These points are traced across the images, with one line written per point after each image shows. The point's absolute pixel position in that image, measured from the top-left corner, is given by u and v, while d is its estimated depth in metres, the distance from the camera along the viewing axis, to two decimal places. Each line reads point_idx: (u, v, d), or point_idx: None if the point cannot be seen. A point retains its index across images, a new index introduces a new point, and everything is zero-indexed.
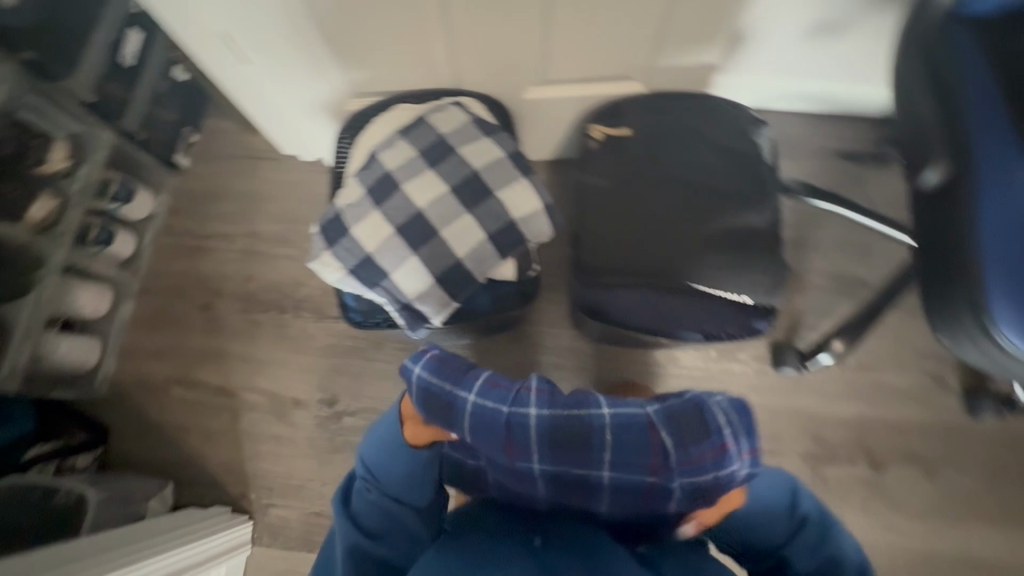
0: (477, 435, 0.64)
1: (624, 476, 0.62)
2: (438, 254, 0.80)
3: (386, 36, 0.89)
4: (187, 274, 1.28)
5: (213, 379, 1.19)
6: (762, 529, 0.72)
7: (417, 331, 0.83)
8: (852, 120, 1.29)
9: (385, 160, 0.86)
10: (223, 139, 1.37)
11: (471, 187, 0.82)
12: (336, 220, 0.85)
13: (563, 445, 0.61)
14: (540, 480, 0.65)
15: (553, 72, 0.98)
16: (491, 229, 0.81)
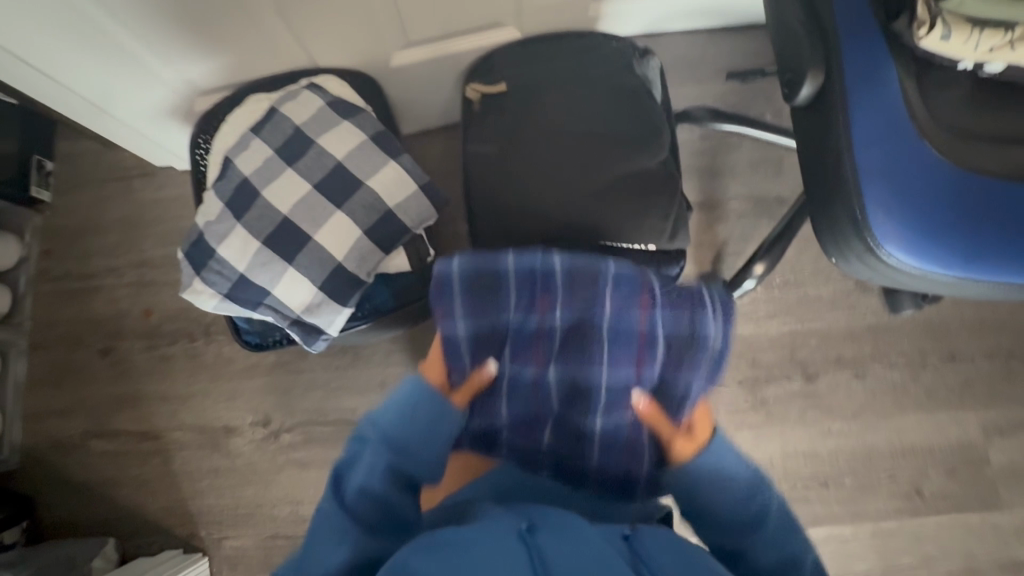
0: (524, 305, 0.66)
1: (621, 322, 0.65)
2: (316, 260, 0.73)
3: (209, 22, 0.78)
4: (78, 319, 1.17)
5: (132, 425, 1.12)
6: (720, 504, 0.59)
7: (314, 344, 0.76)
8: (752, 30, 1.23)
9: (241, 166, 0.77)
10: (83, 164, 1.22)
11: (337, 181, 0.74)
12: (200, 241, 0.76)
13: (578, 294, 0.66)
14: (552, 351, 0.66)
15: (415, 31, 0.89)
16: (365, 224, 0.74)
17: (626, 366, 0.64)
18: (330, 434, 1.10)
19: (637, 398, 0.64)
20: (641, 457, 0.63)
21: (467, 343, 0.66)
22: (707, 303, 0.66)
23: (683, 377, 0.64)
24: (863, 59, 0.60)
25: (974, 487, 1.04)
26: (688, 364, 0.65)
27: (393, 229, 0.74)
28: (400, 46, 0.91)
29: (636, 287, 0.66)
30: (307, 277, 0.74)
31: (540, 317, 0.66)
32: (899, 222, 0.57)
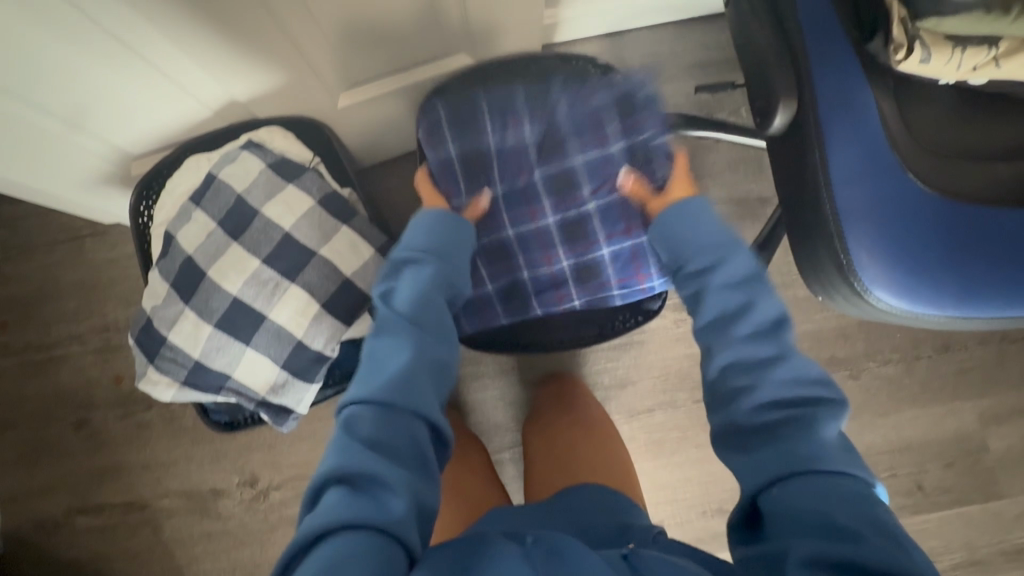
0: (496, 130, 0.79)
1: (574, 118, 0.79)
2: (276, 340, 0.69)
3: (129, 94, 0.71)
4: (45, 393, 1.12)
5: (116, 497, 1.08)
6: (722, 264, 0.66)
7: (284, 424, 0.72)
8: (719, 19, 1.16)
9: (184, 241, 0.72)
10: (29, 228, 1.15)
11: (288, 253, 0.69)
12: (150, 327, 0.72)
13: (540, 109, 0.79)
14: (530, 156, 0.79)
15: (358, 72, 0.82)
16: (323, 297, 0.69)
17: (574, 144, 0.79)
18: None
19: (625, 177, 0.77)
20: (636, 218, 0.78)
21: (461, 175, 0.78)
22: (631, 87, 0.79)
23: (634, 139, 0.78)
24: (837, 84, 0.55)
25: (973, 479, 1.03)
26: (636, 116, 0.78)
27: (354, 298, 0.70)
28: (345, 88, 0.84)
29: (582, 105, 0.79)
30: (266, 357, 0.69)
31: (514, 135, 0.79)
32: (887, 263, 0.53)
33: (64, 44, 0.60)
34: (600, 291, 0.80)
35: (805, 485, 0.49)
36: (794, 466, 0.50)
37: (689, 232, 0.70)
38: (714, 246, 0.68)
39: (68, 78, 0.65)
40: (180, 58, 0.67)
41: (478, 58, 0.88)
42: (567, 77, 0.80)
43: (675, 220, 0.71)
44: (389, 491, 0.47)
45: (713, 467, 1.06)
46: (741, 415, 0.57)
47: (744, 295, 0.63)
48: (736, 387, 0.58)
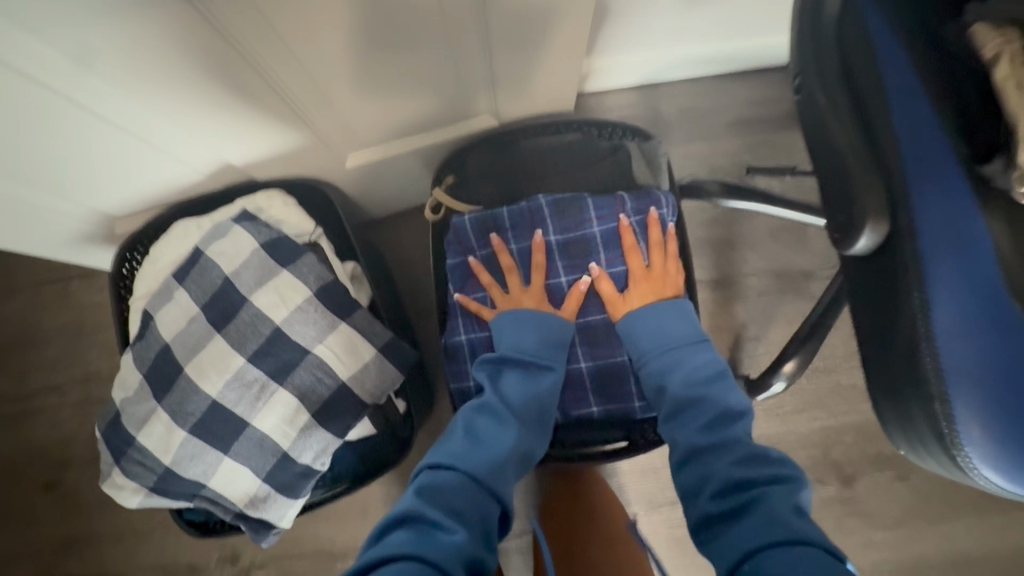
0: (516, 228, 0.68)
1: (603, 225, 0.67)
2: (257, 452, 0.60)
3: (109, 160, 0.63)
4: (17, 448, 1.03)
5: (85, 567, 0.99)
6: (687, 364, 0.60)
7: (264, 541, 0.63)
8: (762, 73, 1.07)
9: (162, 327, 0.64)
10: (13, 265, 1.08)
11: (278, 350, 0.61)
12: (119, 426, 0.63)
13: (569, 210, 0.67)
14: (554, 257, 0.68)
15: (369, 133, 0.74)
16: (313, 403, 0.60)
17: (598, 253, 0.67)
18: (308, 568, 0.97)
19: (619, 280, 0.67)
20: None
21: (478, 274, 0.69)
22: (661, 203, 0.67)
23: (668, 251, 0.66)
24: (944, 211, 0.46)
25: None
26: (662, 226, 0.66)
27: (349, 405, 0.61)
28: (354, 148, 0.76)
29: (611, 210, 0.67)
30: (245, 471, 0.60)
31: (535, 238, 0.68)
32: (1006, 439, 0.43)
33: (19, 114, 0.52)
34: (622, 401, 0.67)
35: (773, 561, 0.41)
36: (762, 538, 0.43)
37: (648, 325, 0.63)
38: (681, 341, 0.62)
39: (36, 147, 0.58)
40: (163, 124, 0.60)
41: (502, 119, 0.80)
42: (594, 179, 0.71)
43: (643, 322, 0.63)
44: (450, 536, 0.45)
45: None
46: (711, 502, 0.49)
47: (704, 395, 0.58)
48: (699, 478, 0.52)
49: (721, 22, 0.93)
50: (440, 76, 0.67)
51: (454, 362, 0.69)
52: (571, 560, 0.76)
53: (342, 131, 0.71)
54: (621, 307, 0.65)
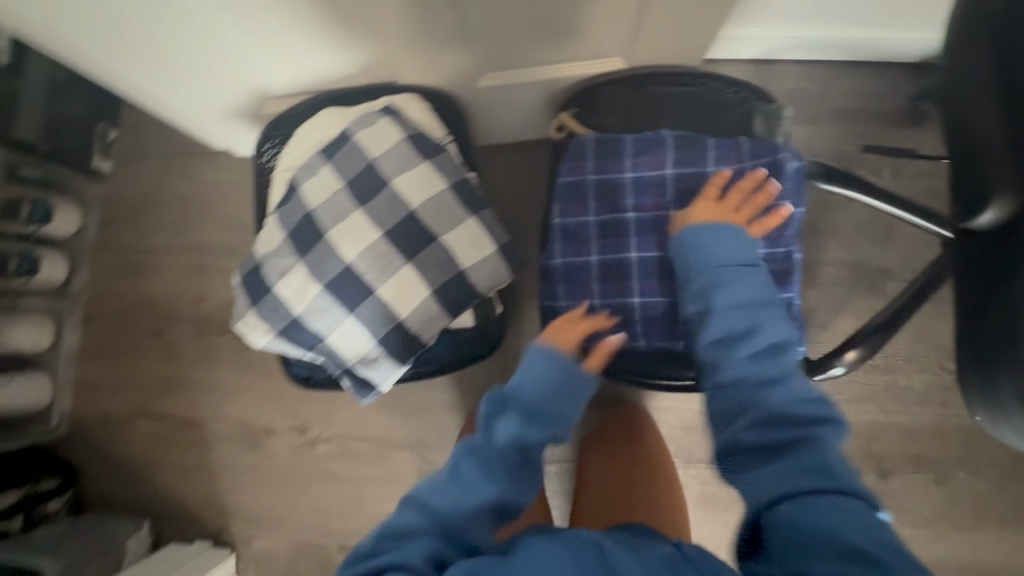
0: (636, 156, 0.73)
1: (719, 165, 0.69)
2: (376, 317, 0.68)
3: (285, 38, 0.71)
4: (132, 296, 1.17)
5: (176, 410, 1.13)
6: (733, 281, 0.61)
7: (365, 398, 0.72)
8: (886, 67, 1.06)
9: (308, 195, 0.71)
10: (148, 135, 1.19)
11: (410, 231, 0.68)
12: (259, 275, 0.72)
13: (689, 145, 0.71)
14: (668, 191, 0.71)
15: (507, 57, 0.78)
16: (434, 283, 0.68)
17: (711, 192, 0.69)
18: (368, 450, 1.08)
19: None
20: None
21: (592, 195, 0.74)
22: (782, 152, 0.68)
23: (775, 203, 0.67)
24: None
25: None
26: (778, 179, 0.67)
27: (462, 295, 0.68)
28: (490, 70, 0.80)
29: (729, 152, 0.69)
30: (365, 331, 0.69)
31: (653, 171, 0.72)
32: None
33: None
34: None
35: (813, 506, 0.46)
36: (800, 483, 0.48)
37: (696, 253, 0.64)
38: (728, 269, 0.62)
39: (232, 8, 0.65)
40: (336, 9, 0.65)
41: (630, 65, 0.83)
42: (718, 125, 0.75)
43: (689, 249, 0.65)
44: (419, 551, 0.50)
45: None
46: (739, 433, 0.54)
47: (752, 319, 0.59)
48: (736, 406, 0.56)
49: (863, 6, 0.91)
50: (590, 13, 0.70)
51: (547, 283, 0.76)
52: (620, 497, 0.83)
53: (486, 49, 0.75)
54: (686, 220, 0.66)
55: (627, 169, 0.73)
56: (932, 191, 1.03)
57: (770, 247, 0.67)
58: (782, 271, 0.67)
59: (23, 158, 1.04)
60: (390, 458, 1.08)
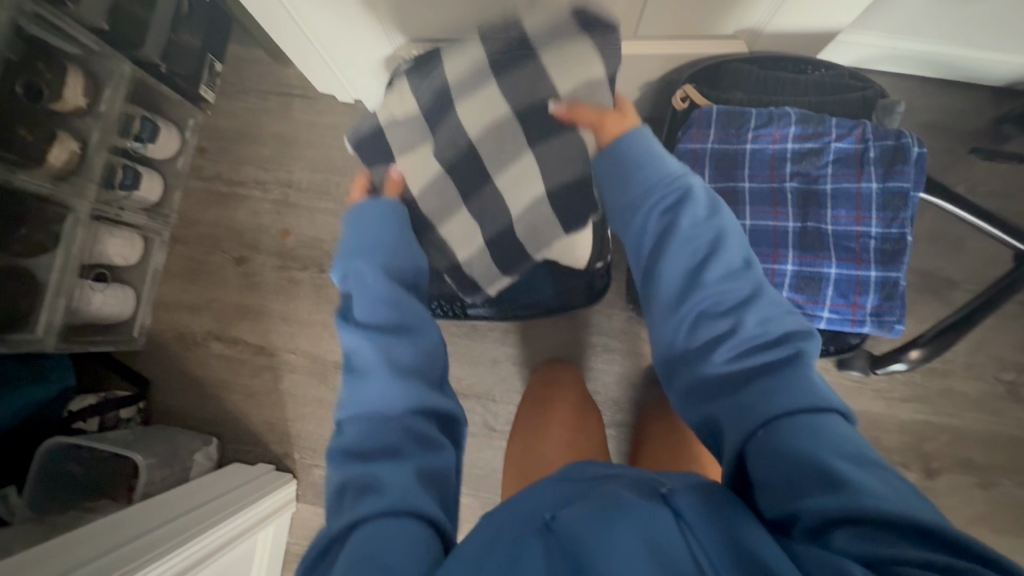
0: (758, 129, 0.76)
1: (840, 145, 0.74)
2: (490, 212, 0.78)
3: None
4: (220, 223, 1.21)
5: (252, 336, 1.17)
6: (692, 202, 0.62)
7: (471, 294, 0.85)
8: (972, 88, 1.11)
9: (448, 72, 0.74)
10: (251, 70, 1.23)
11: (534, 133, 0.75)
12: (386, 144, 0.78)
13: (812, 122, 0.74)
14: (786, 166, 0.76)
15: (642, 27, 0.83)
16: (547, 185, 0.76)
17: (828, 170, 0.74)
18: None
19: (843, 196, 0.73)
20: (867, 253, 0.73)
21: (710, 162, 0.78)
22: (904, 135, 0.72)
23: (893, 184, 0.72)
24: None
25: None
26: (898, 162, 0.71)
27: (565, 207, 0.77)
28: (621, 38, 0.85)
29: (850, 130, 0.74)
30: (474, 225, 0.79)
31: (774, 145, 0.76)
32: None
33: None
34: (813, 304, 0.74)
35: (796, 425, 0.47)
36: (775, 406, 0.48)
37: (646, 165, 0.65)
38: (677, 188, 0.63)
39: None
40: None
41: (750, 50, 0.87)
42: (835, 109, 0.79)
43: (616, 163, 0.67)
44: (388, 520, 0.47)
45: None
46: (716, 362, 0.55)
47: (713, 237, 0.60)
48: (709, 329, 0.56)
49: (969, 21, 0.95)
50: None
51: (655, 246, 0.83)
52: (679, 457, 0.90)
53: (626, 15, 0.80)
54: (578, 112, 0.73)
55: (748, 141, 0.76)
56: (1005, 210, 1.08)
57: (884, 226, 0.72)
58: (893, 250, 0.72)
59: (143, 73, 1.05)
60: None
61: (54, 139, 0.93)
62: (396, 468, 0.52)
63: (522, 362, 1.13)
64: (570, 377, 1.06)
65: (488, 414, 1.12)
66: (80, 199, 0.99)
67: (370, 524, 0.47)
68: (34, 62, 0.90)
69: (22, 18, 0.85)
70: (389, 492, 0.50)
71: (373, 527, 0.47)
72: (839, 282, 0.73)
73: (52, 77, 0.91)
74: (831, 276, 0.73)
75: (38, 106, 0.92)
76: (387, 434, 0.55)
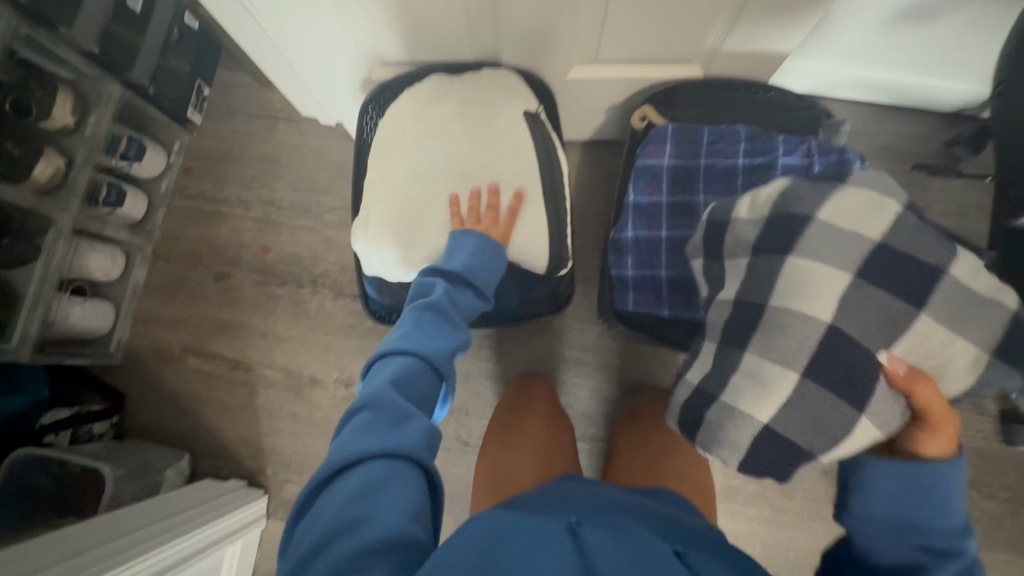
0: (711, 145, 0.81)
1: (788, 160, 0.77)
2: (796, 419, 0.60)
3: (432, 17, 0.80)
4: (202, 240, 1.23)
5: (228, 351, 1.18)
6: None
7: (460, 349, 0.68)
8: (922, 113, 1.17)
9: (873, 232, 0.58)
10: (238, 95, 1.28)
11: (832, 362, 0.57)
12: (727, 229, 0.68)
13: (760, 139, 0.79)
14: (737, 179, 0.79)
15: (602, 52, 0.88)
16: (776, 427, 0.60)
17: None
18: None
19: None
20: None
21: (666, 178, 0.83)
22: (846, 151, 0.76)
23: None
24: None
25: None
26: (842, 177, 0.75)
27: (816, 424, 0.59)
28: (584, 62, 0.90)
29: (796, 146, 0.78)
30: (798, 404, 0.59)
31: (724, 160, 0.80)
32: None
33: None
34: None
35: None
36: None
37: (919, 505, 0.60)
38: (937, 538, 0.59)
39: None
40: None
41: (706, 74, 0.93)
42: (784, 128, 0.84)
43: (895, 486, 0.60)
44: (381, 461, 0.49)
45: (781, 533, 1.06)
46: None
47: None
48: None
49: (913, 49, 1.02)
50: (690, 21, 0.80)
51: (617, 254, 0.86)
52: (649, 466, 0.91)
53: (588, 40, 0.85)
54: (920, 389, 0.57)
55: (701, 157, 0.81)
56: (959, 228, 1.12)
57: None
58: None
59: (132, 95, 1.09)
60: None
61: (41, 155, 0.96)
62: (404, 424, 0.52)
63: (496, 376, 1.14)
64: (541, 389, 1.07)
65: (461, 428, 1.13)
66: (63, 213, 1.01)
67: (369, 463, 0.49)
68: (24, 82, 0.94)
69: (18, 41, 0.89)
70: (401, 431, 0.52)
71: (370, 468, 0.49)
72: None
73: (42, 96, 0.95)
74: None
75: (26, 122, 0.95)
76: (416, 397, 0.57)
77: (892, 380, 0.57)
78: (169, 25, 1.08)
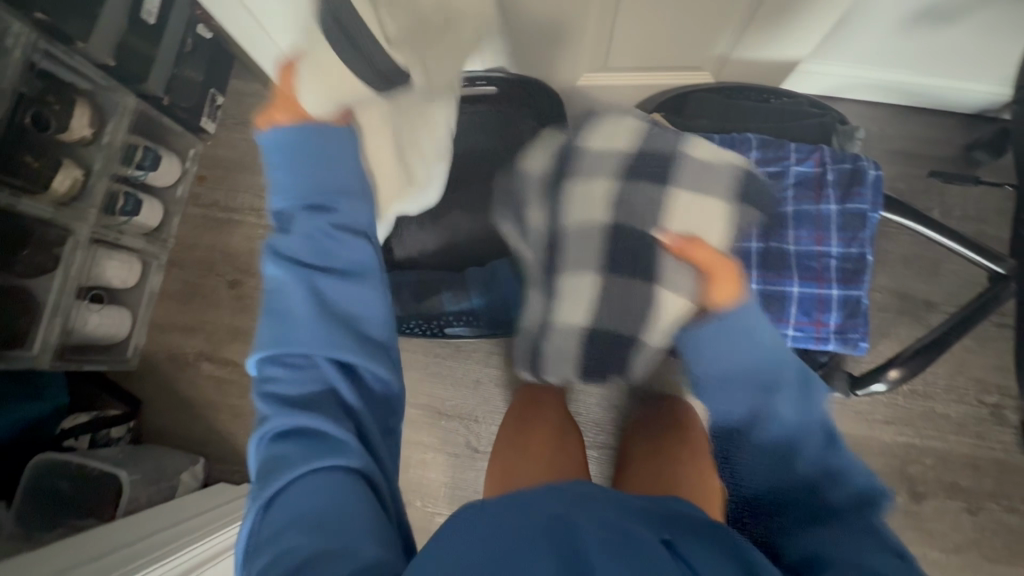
0: None
1: (799, 169, 0.77)
2: (598, 309, 0.69)
3: None
4: (215, 247, 1.25)
5: (241, 357, 1.20)
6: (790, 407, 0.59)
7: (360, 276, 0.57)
8: (940, 115, 1.15)
9: (652, 143, 0.71)
10: (250, 103, 1.29)
11: (625, 248, 0.67)
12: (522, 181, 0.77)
13: (772, 147, 0.78)
14: None
15: (610, 59, 0.87)
16: (590, 323, 0.70)
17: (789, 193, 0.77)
18: (417, 417, 1.14)
19: (805, 217, 0.76)
20: (829, 274, 0.75)
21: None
22: (859, 159, 0.76)
23: (851, 205, 0.75)
24: None
25: None
26: (855, 186, 0.75)
27: (623, 312, 0.68)
28: (592, 70, 0.90)
29: (808, 154, 0.77)
30: (602, 297, 0.69)
31: None
32: None
33: None
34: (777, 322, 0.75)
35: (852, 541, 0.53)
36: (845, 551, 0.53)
37: (746, 358, 0.58)
38: (772, 375, 0.58)
39: None
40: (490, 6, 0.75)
41: (716, 80, 0.92)
42: (797, 136, 0.83)
43: (718, 343, 0.58)
44: (297, 488, 0.49)
45: None
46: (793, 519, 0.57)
47: (795, 418, 0.59)
48: (781, 487, 0.59)
49: (931, 51, 0.99)
50: (699, 27, 0.79)
51: None
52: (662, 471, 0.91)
53: (597, 47, 0.84)
54: (694, 250, 0.61)
55: None
56: (979, 233, 1.10)
57: (844, 246, 0.75)
58: (853, 269, 0.75)
59: (147, 106, 1.11)
60: (438, 426, 1.14)
61: (60, 166, 0.98)
62: (309, 440, 0.51)
63: (505, 383, 1.14)
64: (550, 396, 1.07)
65: (470, 435, 1.13)
66: (80, 223, 1.04)
67: (290, 494, 0.49)
68: (44, 95, 0.95)
69: (37, 54, 0.91)
70: (307, 453, 0.51)
71: (306, 483, 0.49)
72: (801, 300, 0.75)
73: (60, 109, 0.96)
74: (793, 294, 0.75)
75: (46, 136, 0.97)
76: (307, 352, 0.53)
77: (672, 251, 0.64)
78: (182, 36, 1.10)
